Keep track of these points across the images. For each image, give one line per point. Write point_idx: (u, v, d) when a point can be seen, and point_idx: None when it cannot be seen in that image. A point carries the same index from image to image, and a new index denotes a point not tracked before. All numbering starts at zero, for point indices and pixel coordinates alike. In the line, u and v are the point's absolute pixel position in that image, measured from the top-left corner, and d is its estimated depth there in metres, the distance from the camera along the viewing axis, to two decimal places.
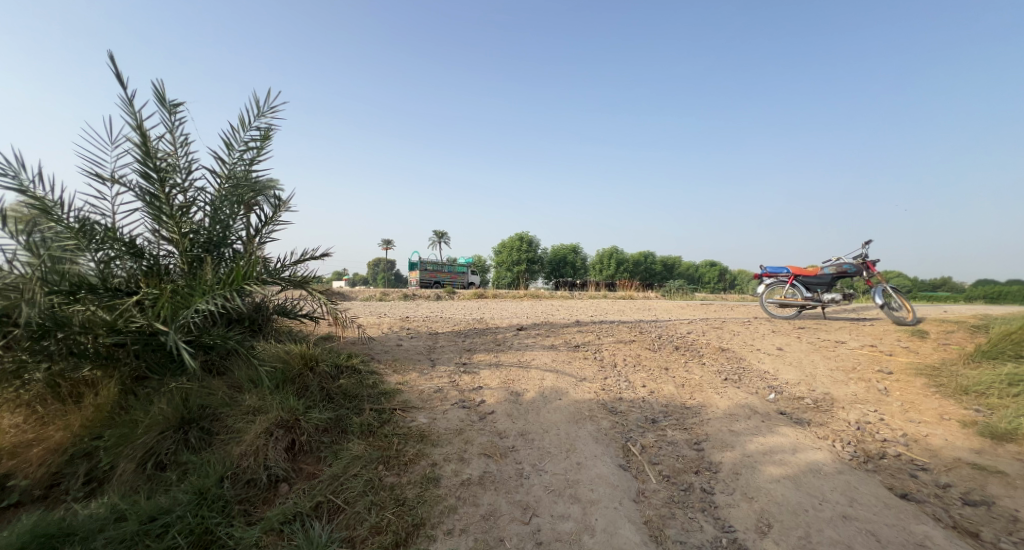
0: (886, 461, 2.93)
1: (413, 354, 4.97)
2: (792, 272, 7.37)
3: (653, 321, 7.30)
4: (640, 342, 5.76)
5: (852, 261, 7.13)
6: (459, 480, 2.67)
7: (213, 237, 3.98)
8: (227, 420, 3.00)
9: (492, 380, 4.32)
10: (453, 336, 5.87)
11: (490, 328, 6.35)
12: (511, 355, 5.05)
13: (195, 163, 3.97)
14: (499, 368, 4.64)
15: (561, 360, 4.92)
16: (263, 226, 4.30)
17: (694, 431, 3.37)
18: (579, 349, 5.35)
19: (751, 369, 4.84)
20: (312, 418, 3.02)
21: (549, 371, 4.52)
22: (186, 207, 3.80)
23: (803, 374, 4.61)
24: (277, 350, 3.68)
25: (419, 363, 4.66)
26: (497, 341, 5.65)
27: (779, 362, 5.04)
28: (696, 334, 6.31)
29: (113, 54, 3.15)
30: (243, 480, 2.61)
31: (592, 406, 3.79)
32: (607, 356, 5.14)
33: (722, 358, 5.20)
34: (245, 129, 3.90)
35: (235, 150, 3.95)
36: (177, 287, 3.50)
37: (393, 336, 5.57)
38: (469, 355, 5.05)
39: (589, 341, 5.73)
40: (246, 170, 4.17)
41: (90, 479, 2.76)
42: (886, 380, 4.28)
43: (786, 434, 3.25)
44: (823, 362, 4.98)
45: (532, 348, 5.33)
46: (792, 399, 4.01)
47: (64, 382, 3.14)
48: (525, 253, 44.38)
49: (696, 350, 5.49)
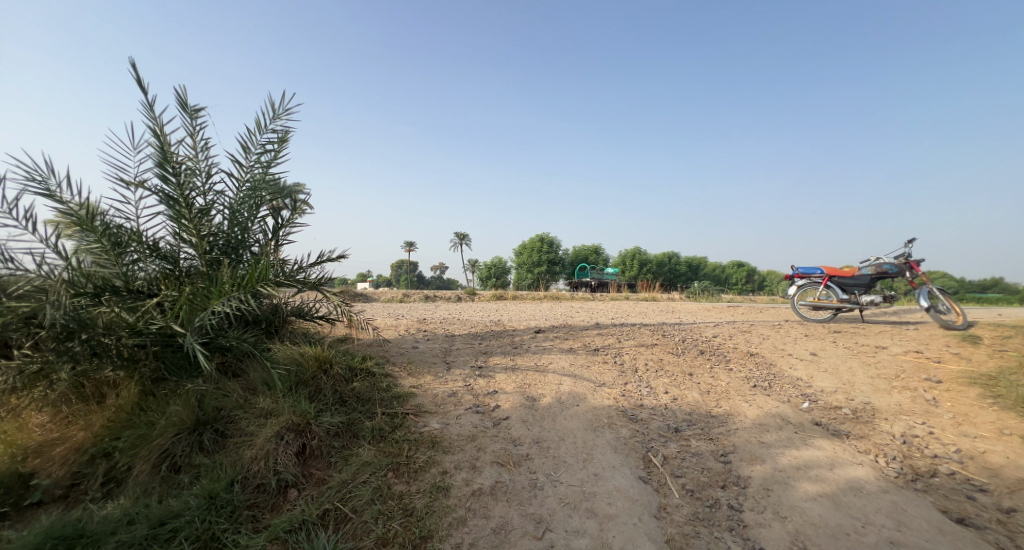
0: (937, 480, 2.68)
1: (429, 356, 4.92)
2: (826, 272, 7.00)
3: (676, 323, 7.06)
4: (663, 346, 5.55)
5: (893, 261, 6.71)
6: (470, 490, 2.57)
7: (231, 240, 4.04)
8: (240, 423, 2.98)
9: (508, 384, 4.22)
10: (470, 339, 5.80)
11: (507, 331, 6.25)
12: (528, 359, 4.94)
13: (215, 167, 4.03)
14: (515, 372, 4.54)
15: (580, 364, 4.78)
16: (281, 228, 4.35)
17: (721, 442, 3.17)
18: (599, 353, 5.20)
19: (782, 375, 4.59)
20: (323, 422, 2.99)
21: (567, 376, 4.39)
22: (205, 209, 3.85)
23: (840, 382, 4.33)
24: (292, 352, 3.69)
25: (435, 367, 4.62)
26: (513, 343, 5.56)
27: (813, 368, 4.76)
28: (722, 337, 6.05)
29: (133, 60, 3.22)
30: (253, 485, 2.58)
31: (611, 414, 3.64)
32: (627, 360, 4.96)
33: (750, 363, 4.96)
34: (261, 131, 3.91)
35: (252, 153, 3.97)
36: (196, 288, 3.55)
37: (410, 338, 5.54)
38: (485, 358, 4.97)
39: (609, 344, 5.57)
40: (264, 173, 4.21)
41: (108, 479, 2.76)
42: (934, 390, 3.97)
43: (822, 447, 3.03)
44: (862, 369, 4.67)
45: (550, 351, 5.21)
46: (828, 409, 3.76)
47: (88, 382, 3.17)
48: (546, 254, 44.17)
49: (723, 354, 5.26)
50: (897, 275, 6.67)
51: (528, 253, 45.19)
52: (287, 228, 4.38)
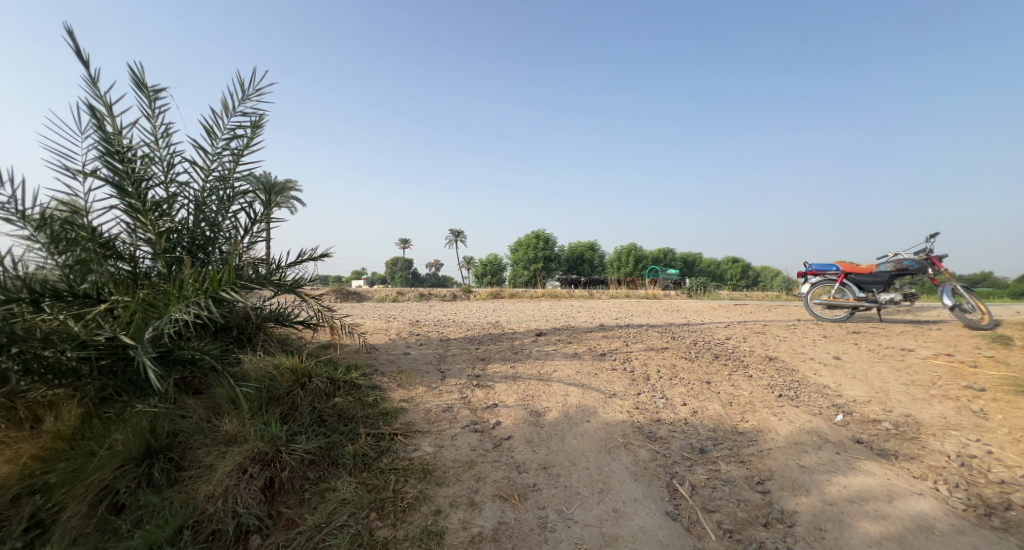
0: (1014, 514, 2.30)
1: (421, 365, 4.50)
2: (842, 269, 6.65)
3: (684, 324, 6.66)
4: (674, 349, 5.16)
5: (913, 257, 6.37)
6: (469, 536, 2.16)
7: (196, 238, 3.57)
8: (198, 451, 2.53)
9: (509, 396, 3.82)
10: (466, 343, 5.38)
11: (506, 333, 5.83)
12: (530, 366, 4.53)
13: (177, 155, 3.56)
14: (517, 382, 4.13)
15: (586, 372, 4.38)
16: (254, 224, 3.90)
17: (754, 466, 2.78)
18: (606, 358, 4.80)
19: (807, 382, 4.21)
20: (296, 450, 2.56)
21: (573, 386, 4.00)
22: (166, 202, 3.38)
23: (872, 391, 3.97)
24: (265, 364, 3.26)
25: (428, 377, 4.22)
26: (513, 348, 5.14)
27: (839, 374, 4.40)
28: (735, 339, 5.67)
29: (71, 27, 2.74)
30: (207, 532, 2.16)
31: (626, 431, 3.24)
32: (638, 367, 4.57)
33: (770, 369, 4.58)
34: (228, 114, 3.40)
35: (219, 139, 3.43)
36: (152, 292, 3.08)
37: (400, 344, 5.11)
38: (483, 366, 4.56)
39: (616, 348, 5.16)
40: (235, 163, 3.73)
41: (34, 524, 2.31)
42: (979, 400, 3.61)
43: (872, 472, 2.64)
44: (893, 374, 4.31)
45: (554, 357, 4.81)
46: (866, 423, 3.38)
47: (19, 404, 2.70)
48: (541, 251, 43.77)
49: (739, 359, 4.87)
50: (917, 271, 6.32)
51: (524, 250, 44.70)
52: (262, 224, 3.93)
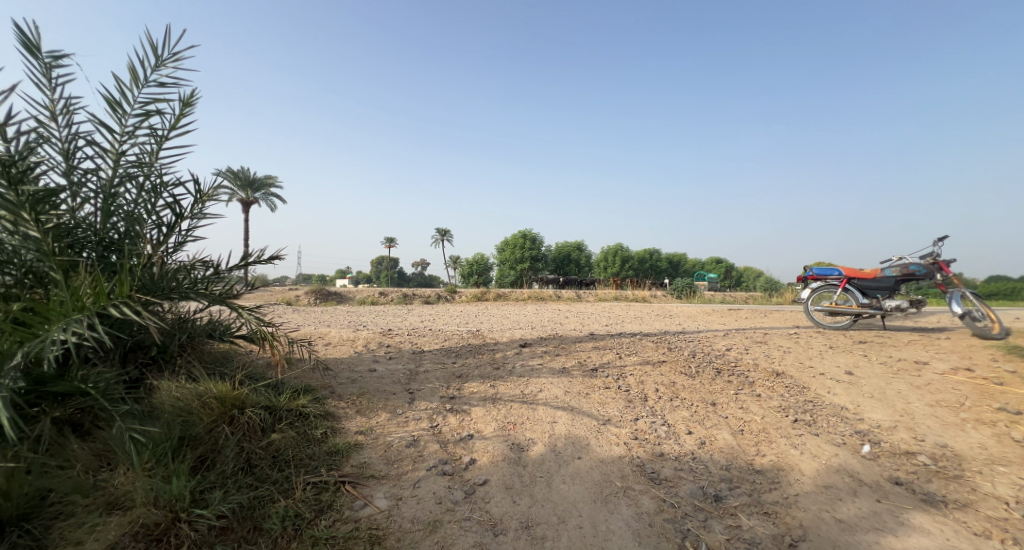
0: None
1: (388, 384, 3.93)
2: (845, 274, 6.25)
3: (679, 332, 6.21)
4: (671, 363, 4.68)
5: (919, 261, 5.99)
6: None
7: (105, 239, 2.93)
8: (68, 520, 1.93)
9: (487, 425, 3.30)
10: (441, 355, 4.81)
11: (487, 344, 5.28)
12: (512, 385, 4.00)
13: (80, 137, 2.93)
14: (497, 406, 3.60)
15: (577, 393, 3.87)
16: (181, 222, 3.26)
17: (783, 519, 2.29)
18: (597, 374, 4.29)
19: (822, 403, 3.76)
20: (200, 518, 1.98)
21: (561, 412, 3.50)
22: (61, 192, 2.74)
23: (896, 413, 3.52)
24: (184, 393, 2.66)
25: (394, 399, 3.65)
26: (494, 362, 4.59)
27: (855, 392, 3.95)
28: (736, 350, 5.22)
29: None
30: None
31: (624, 471, 2.73)
32: (633, 386, 4.07)
33: (779, 387, 4.12)
34: (139, 84, 2.76)
35: (128, 114, 2.79)
36: (30, 304, 2.44)
37: (367, 359, 4.52)
38: (459, 385, 4.01)
39: (608, 362, 4.66)
40: (156, 146, 3.11)
41: None
42: (1018, 428, 3.19)
43: (925, 530, 2.18)
44: (915, 393, 3.87)
45: (539, 373, 4.27)
46: (899, 456, 2.92)
47: None
48: (528, 251, 43.31)
49: (744, 375, 4.42)
50: (924, 277, 5.94)
51: (511, 250, 44.19)
52: (194, 220, 3.29)
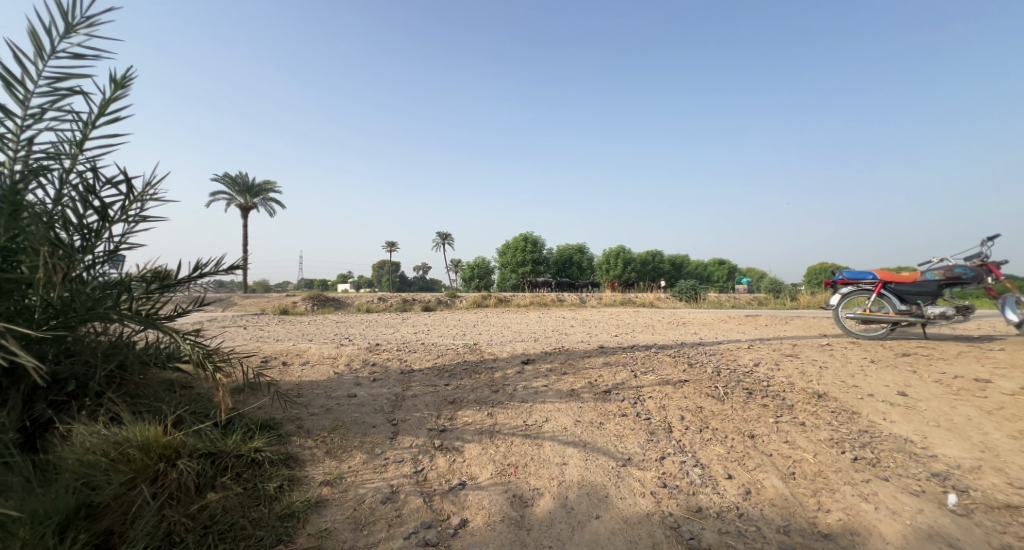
0: None
1: (367, 414, 3.36)
2: (880, 277, 5.65)
3: (697, 344, 5.62)
4: (695, 382, 4.09)
5: (965, 264, 5.39)
6: None
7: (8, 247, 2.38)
8: None
9: (482, 468, 2.73)
10: (432, 375, 4.24)
11: (485, 360, 4.70)
12: (512, 413, 3.42)
13: None
14: (495, 441, 3.03)
15: (589, 423, 3.29)
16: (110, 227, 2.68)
17: None
18: (611, 399, 3.71)
19: (881, 434, 3.17)
20: None
21: (571, 449, 2.93)
22: None
23: (976, 448, 2.93)
24: (98, 442, 2.11)
25: (372, 434, 3.07)
26: (493, 384, 4.02)
27: (917, 419, 3.36)
28: (765, 366, 4.63)
29: None
30: None
31: (655, 538, 2.18)
32: (654, 413, 3.49)
33: (824, 412, 3.53)
34: (41, 56, 2.21)
35: (29, 92, 2.25)
36: None
37: (347, 381, 3.95)
38: (452, 413, 3.44)
39: (622, 382, 4.06)
40: (77, 135, 2.56)
41: None
42: None
43: None
44: (989, 421, 3.28)
45: (544, 397, 3.69)
46: (999, 510, 2.34)
47: None
48: (530, 254, 42.77)
49: (780, 397, 3.82)
50: (971, 281, 5.34)
51: (512, 253, 43.62)
52: (128, 225, 2.72)
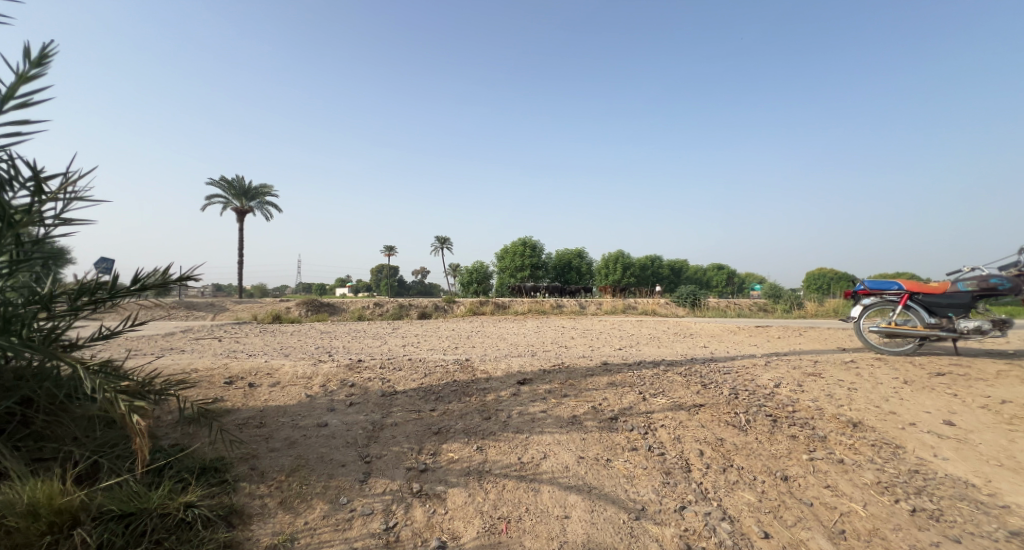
0: None
1: (336, 448, 2.88)
2: (907, 288, 5.20)
3: (710, 360, 5.14)
4: (712, 408, 3.61)
5: (1001, 274, 4.96)
6: None
7: None
8: None
9: (468, 524, 2.27)
10: (416, 398, 3.76)
11: (476, 380, 4.22)
12: (505, 446, 2.95)
13: None
14: (483, 484, 2.55)
15: (593, 461, 2.82)
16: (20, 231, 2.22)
17: None
18: (618, 428, 3.24)
19: (936, 477, 2.71)
20: None
21: (574, 496, 2.46)
22: None
23: None
24: None
25: (338, 474, 2.60)
26: (484, 409, 3.54)
27: (974, 457, 2.91)
28: (788, 387, 4.15)
29: None
30: None
31: None
32: (668, 447, 3.02)
33: (864, 446, 3.06)
34: None
35: None
36: None
37: (318, 406, 3.48)
38: (434, 447, 2.96)
39: (630, 407, 3.59)
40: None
41: None
42: None
43: None
44: None
45: (542, 427, 3.22)
46: None
47: None
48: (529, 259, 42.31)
49: (811, 426, 3.35)
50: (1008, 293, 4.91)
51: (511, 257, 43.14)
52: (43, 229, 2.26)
